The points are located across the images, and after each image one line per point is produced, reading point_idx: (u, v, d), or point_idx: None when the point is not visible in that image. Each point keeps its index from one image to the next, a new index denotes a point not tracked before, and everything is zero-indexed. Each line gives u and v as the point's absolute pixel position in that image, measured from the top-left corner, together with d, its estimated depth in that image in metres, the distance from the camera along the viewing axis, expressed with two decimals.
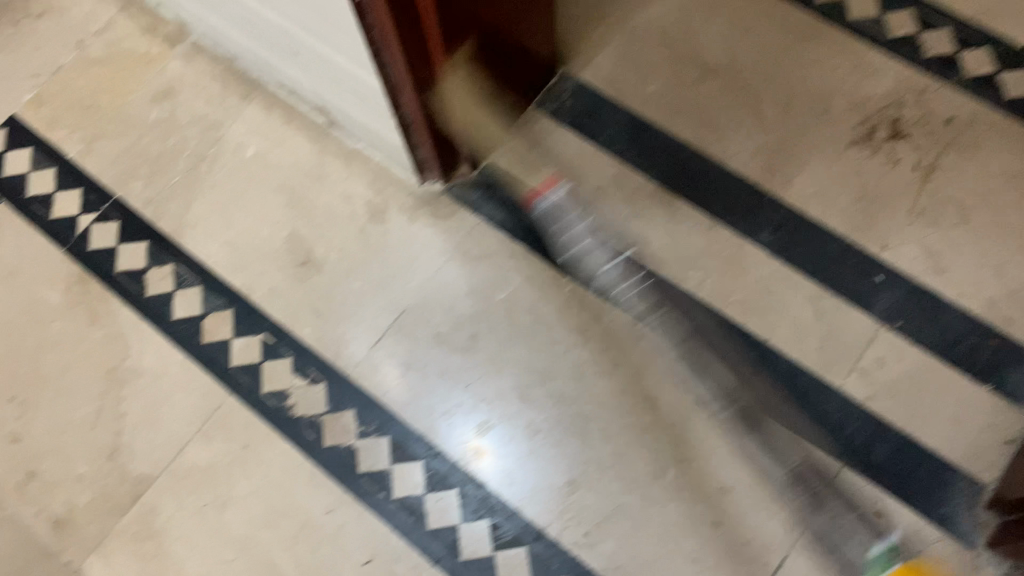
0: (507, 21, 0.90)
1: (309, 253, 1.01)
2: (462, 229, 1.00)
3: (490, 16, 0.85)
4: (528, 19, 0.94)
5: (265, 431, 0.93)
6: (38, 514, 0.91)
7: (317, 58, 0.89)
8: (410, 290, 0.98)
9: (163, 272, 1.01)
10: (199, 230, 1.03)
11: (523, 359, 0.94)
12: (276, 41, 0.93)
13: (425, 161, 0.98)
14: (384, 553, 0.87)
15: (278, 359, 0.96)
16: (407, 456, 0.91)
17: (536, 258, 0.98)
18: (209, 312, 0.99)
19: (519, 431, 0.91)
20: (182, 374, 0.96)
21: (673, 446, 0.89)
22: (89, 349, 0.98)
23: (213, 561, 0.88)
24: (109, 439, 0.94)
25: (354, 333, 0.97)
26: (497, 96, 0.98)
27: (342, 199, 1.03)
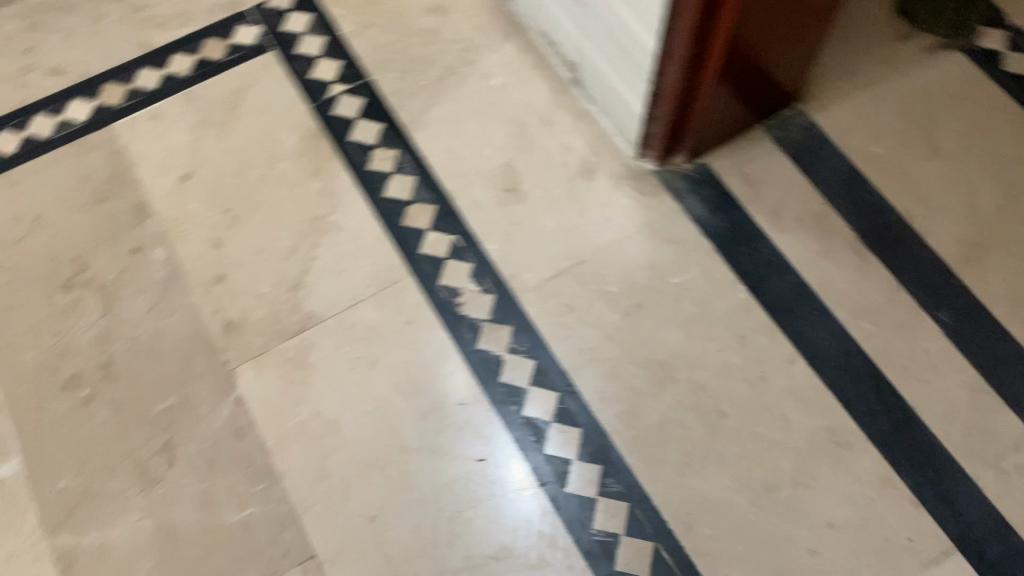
0: (785, 46, 0.97)
1: (517, 183, 1.08)
2: (661, 210, 1.06)
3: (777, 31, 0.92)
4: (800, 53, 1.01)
5: (429, 316, 1.00)
6: (215, 312, 1.01)
7: (602, 14, 0.97)
8: (595, 245, 1.04)
9: (387, 154, 1.11)
10: (430, 130, 1.12)
11: (678, 341, 0.98)
12: None
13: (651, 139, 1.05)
14: (498, 458, 0.93)
15: (460, 260, 1.04)
16: (546, 385, 0.96)
17: (721, 260, 1.02)
18: (415, 200, 1.08)
19: (654, 402, 0.95)
20: (374, 243, 1.05)
21: (794, 469, 0.91)
22: (303, 195, 1.08)
23: (348, 408, 0.95)
24: (294, 273, 1.03)
25: (533, 263, 1.03)
26: (739, 109, 1.05)
27: (562, 147, 1.10)
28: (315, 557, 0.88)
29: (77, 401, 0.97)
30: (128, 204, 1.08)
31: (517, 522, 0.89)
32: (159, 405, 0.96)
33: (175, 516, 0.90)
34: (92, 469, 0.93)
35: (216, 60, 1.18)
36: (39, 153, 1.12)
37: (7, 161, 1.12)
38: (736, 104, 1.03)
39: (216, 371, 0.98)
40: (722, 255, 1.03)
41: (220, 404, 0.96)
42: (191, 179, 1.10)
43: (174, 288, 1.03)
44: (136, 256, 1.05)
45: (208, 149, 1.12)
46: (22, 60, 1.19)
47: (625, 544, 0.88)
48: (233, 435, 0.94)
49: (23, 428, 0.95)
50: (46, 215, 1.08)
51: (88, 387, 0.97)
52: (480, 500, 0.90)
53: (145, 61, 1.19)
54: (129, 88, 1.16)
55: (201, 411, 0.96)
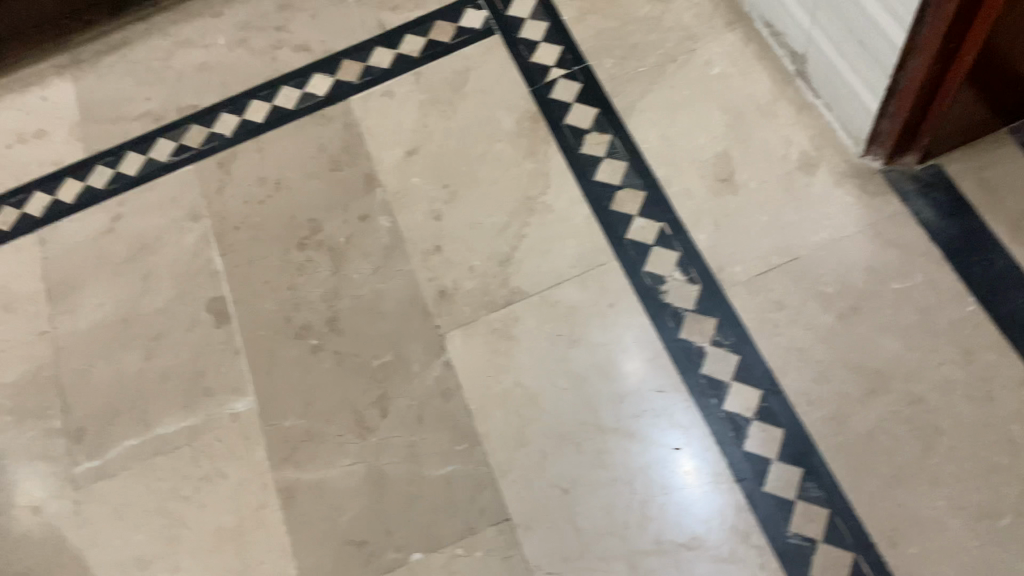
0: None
1: (732, 174, 1.07)
2: (885, 211, 1.01)
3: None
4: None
5: (632, 300, 1.02)
6: (431, 279, 1.07)
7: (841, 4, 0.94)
8: (810, 243, 1.01)
9: (600, 139, 1.13)
10: (645, 117, 1.13)
11: (894, 350, 0.93)
12: None
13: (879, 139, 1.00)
14: (694, 448, 0.92)
15: (666, 248, 1.04)
16: (749, 381, 0.95)
17: (950, 268, 0.96)
18: (624, 186, 1.09)
19: (864, 410, 0.91)
20: (584, 225, 1.07)
21: (1020, 498, 0.84)
22: (518, 173, 1.12)
23: (548, 382, 0.99)
24: (505, 248, 1.07)
25: (741, 256, 1.02)
26: (984, 112, 0.98)
27: (781, 141, 1.07)
28: (509, 520, 0.92)
29: (304, 349, 1.06)
30: (358, 173, 1.17)
31: (710, 513, 0.89)
32: (376, 360, 1.03)
33: (384, 465, 0.97)
34: (313, 412, 1.01)
35: (444, 42, 1.25)
36: (284, 122, 1.23)
37: (257, 128, 1.23)
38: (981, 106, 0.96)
39: (428, 334, 1.03)
40: (951, 263, 0.96)
41: (430, 366, 1.01)
42: (415, 153, 1.17)
43: (395, 254, 1.10)
44: (362, 222, 1.13)
45: (432, 125, 1.18)
46: (274, 37, 1.31)
47: (823, 551, 0.85)
48: (441, 396, 1.00)
49: (258, 368, 1.05)
50: (287, 178, 1.18)
51: (316, 338, 1.06)
52: (673, 487, 0.91)
53: (379, 41, 1.27)
54: (364, 66, 1.25)
55: (413, 370, 1.02)
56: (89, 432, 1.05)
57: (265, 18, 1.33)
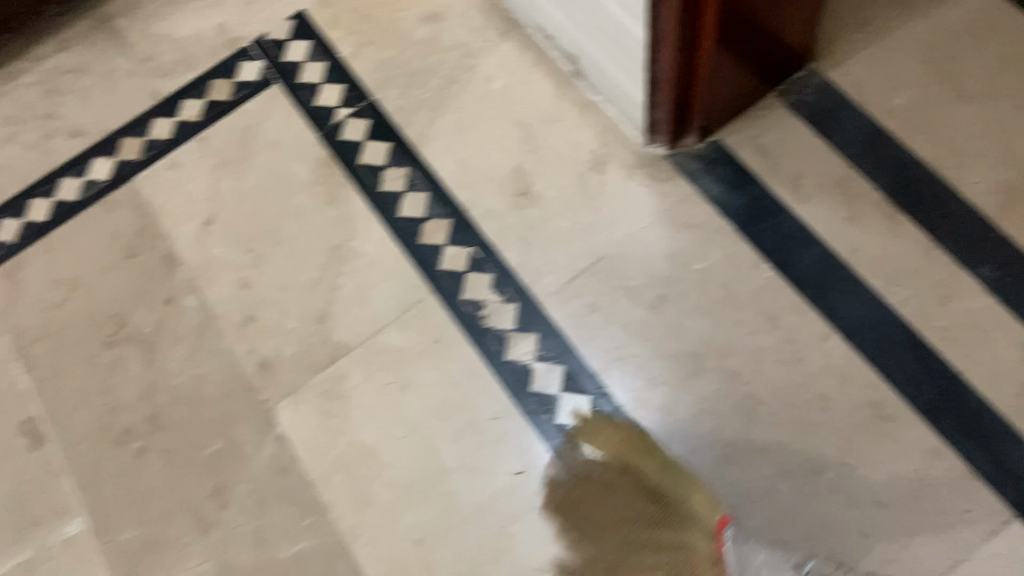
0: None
1: (530, 186, 1.07)
2: (676, 195, 1.03)
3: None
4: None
5: (454, 333, 1.01)
6: (249, 353, 1.04)
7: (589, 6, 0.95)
8: (613, 240, 1.02)
9: (396, 173, 1.11)
10: (437, 143, 1.12)
11: (705, 330, 0.96)
12: None
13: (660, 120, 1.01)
14: (536, 468, 0.93)
15: (479, 272, 1.04)
16: (577, 389, 0.96)
17: (744, 239, 0.99)
18: (428, 217, 1.08)
19: (687, 395, 0.93)
20: (394, 265, 1.06)
21: (838, 449, 0.88)
22: (321, 224, 1.09)
23: (384, 434, 0.97)
24: (321, 305, 1.05)
25: (551, 266, 1.02)
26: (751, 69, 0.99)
27: (571, 144, 1.08)
28: None
29: (130, 454, 1.01)
30: (157, 255, 1.12)
31: (561, 530, 0.90)
32: (207, 450, 0.99)
33: (233, 556, 0.94)
34: (151, 518, 0.97)
35: (224, 101, 1.20)
36: (70, 216, 1.16)
37: (42, 228, 1.16)
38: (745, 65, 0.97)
39: (256, 411, 1.00)
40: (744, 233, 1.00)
41: (263, 443, 0.99)
42: (212, 224, 1.12)
43: (209, 333, 1.06)
44: (169, 306, 1.08)
45: (225, 190, 1.14)
46: (45, 127, 1.24)
47: None
48: (279, 472, 0.97)
49: (85, 485, 1.00)
50: (83, 276, 1.12)
51: (140, 440, 1.01)
52: (522, 512, 0.91)
53: (157, 111, 1.21)
54: (146, 141, 1.20)
55: (246, 451, 0.99)
56: None
57: (31, 109, 1.26)
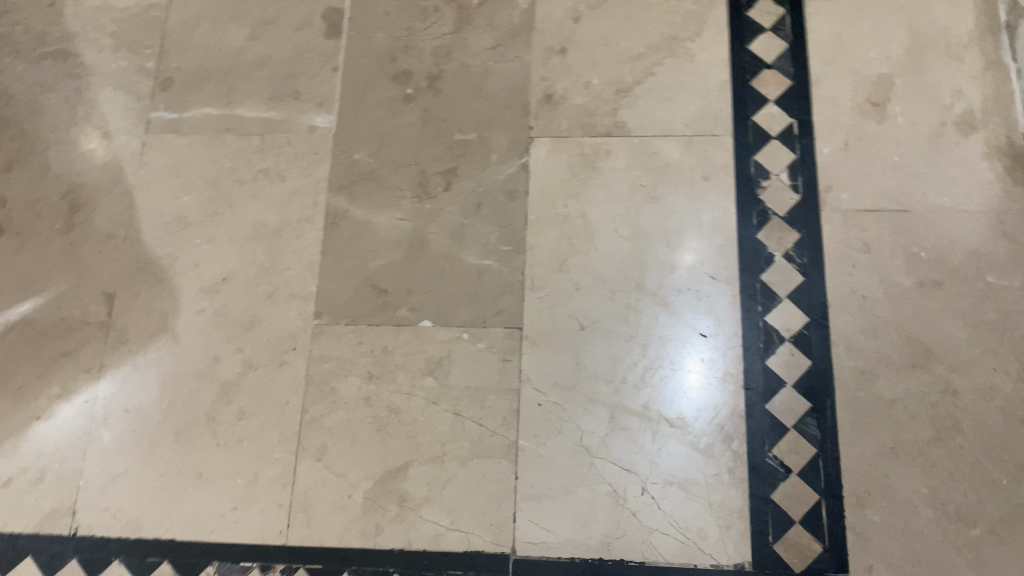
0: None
1: (887, 101, 0.99)
2: (1019, 203, 0.94)
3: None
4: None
5: (726, 181, 0.98)
6: (544, 80, 1.04)
7: None
8: (928, 202, 0.95)
9: (772, 10, 1.04)
10: (828, 6, 1.04)
11: (955, 337, 0.90)
12: None
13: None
14: (718, 342, 0.92)
15: (785, 146, 0.99)
16: (801, 305, 0.93)
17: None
18: (773, 68, 1.02)
19: (896, 377, 0.89)
20: (716, 89, 1.01)
21: (1000, 518, 0.84)
22: (675, 10, 1.05)
23: (610, 225, 0.98)
24: (629, 81, 1.03)
25: (855, 185, 0.96)
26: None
27: (953, 89, 0.99)
28: (521, 330, 0.94)
29: (398, 95, 1.04)
30: None
31: (704, 405, 0.90)
32: (460, 135, 1.02)
33: (430, 232, 0.98)
34: (384, 157, 1.02)
35: None
36: None
37: None
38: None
39: (519, 132, 1.02)
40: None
41: (508, 162, 1.01)
42: None
43: (520, 39, 1.06)
44: None
45: None
46: None
47: (791, 482, 0.87)
48: (507, 195, 0.99)
49: (349, 95, 1.05)
50: None
51: (412, 88, 1.05)
52: (683, 367, 0.91)
53: None
54: None
55: (492, 157, 1.01)
56: (180, 87, 1.07)
57: None
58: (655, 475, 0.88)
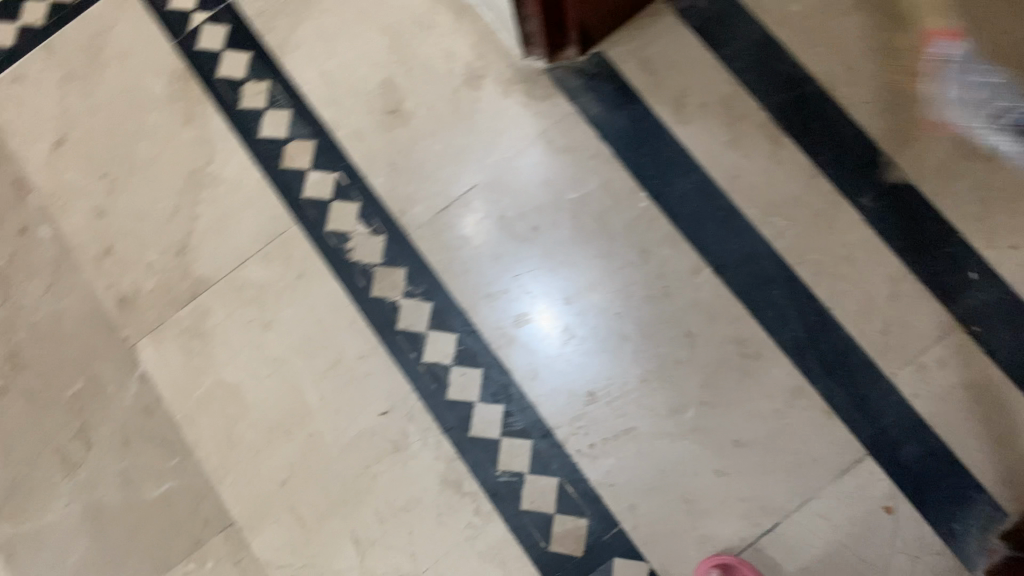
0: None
1: (399, 103, 0.99)
2: (554, 115, 0.96)
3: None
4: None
5: (316, 266, 0.96)
6: (108, 288, 0.99)
7: None
8: (487, 167, 0.96)
9: (259, 89, 1.02)
10: (301, 53, 1.02)
11: (577, 264, 0.93)
12: None
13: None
14: (400, 409, 0.91)
15: (344, 200, 0.98)
16: (444, 326, 0.93)
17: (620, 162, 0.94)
18: (292, 138, 1.00)
19: (554, 330, 0.91)
20: (257, 192, 0.99)
21: (701, 387, 0.87)
22: (179, 146, 1.02)
23: (247, 373, 0.94)
24: (182, 236, 0.99)
25: (422, 193, 0.97)
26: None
27: (444, 56, 1.00)
28: (234, 524, 0.91)
29: None
30: (6, 180, 1.04)
31: (423, 471, 0.89)
32: (69, 390, 0.97)
33: (99, 497, 0.93)
34: (15, 460, 0.96)
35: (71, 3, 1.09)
36: None
37: None
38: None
39: (118, 349, 0.97)
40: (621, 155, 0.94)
41: (125, 383, 0.96)
42: (63, 146, 1.04)
43: (65, 267, 1.00)
44: (22, 236, 1.02)
45: (76, 107, 1.05)
46: None
47: (529, 483, 0.87)
48: (143, 412, 0.95)
49: None
50: None
51: None
52: (386, 453, 0.90)
53: None
54: None
55: (109, 390, 0.96)
56: None
57: None
58: (422, 563, 0.87)
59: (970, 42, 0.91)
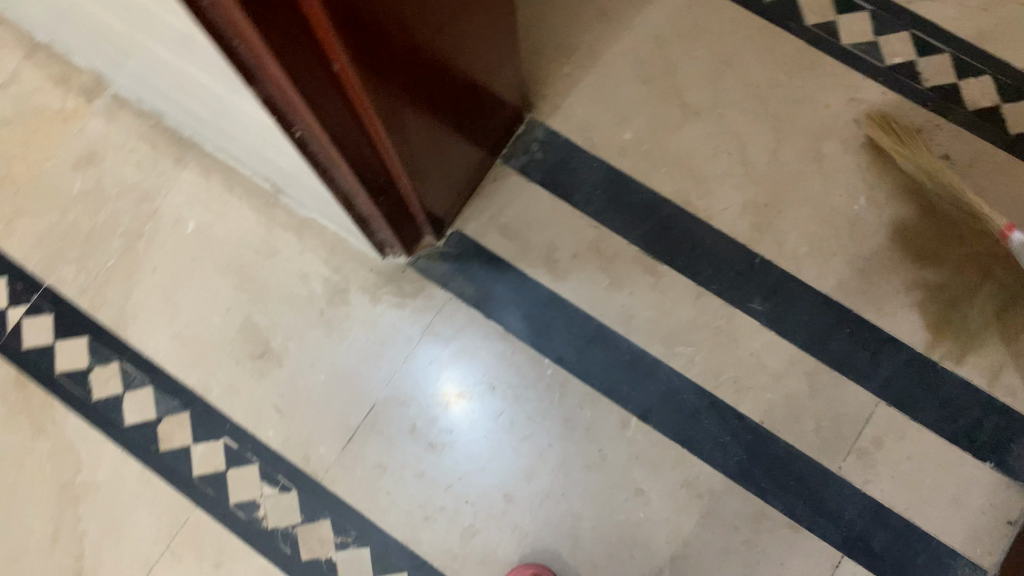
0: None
1: (267, 342, 0.92)
2: (432, 308, 0.92)
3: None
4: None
5: (233, 548, 0.87)
6: None
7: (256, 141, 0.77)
8: (380, 382, 0.90)
9: (108, 372, 0.92)
10: (144, 320, 0.93)
11: (505, 456, 0.88)
12: (205, 107, 0.78)
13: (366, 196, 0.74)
14: None
15: (241, 465, 0.89)
16: (391, 568, 0.85)
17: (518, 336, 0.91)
18: (163, 415, 0.91)
19: (504, 534, 0.86)
20: (142, 486, 0.89)
21: (668, 543, 0.85)
22: (36, 463, 0.90)
23: None
24: (69, 563, 0.87)
25: (321, 432, 0.90)
26: (448, 79, 0.73)
27: (298, 278, 0.93)
28: None
29: None
30: None
31: None
32: None
33: None
34: None
35: None
36: None
37: None
38: (437, 84, 0.71)
39: None
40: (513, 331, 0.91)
41: None
42: None
43: None
44: None
45: None
46: None
47: None
48: None
49: None
50: None
51: None
52: None
53: None
54: None
55: None
56: None
57: None
58: None
59: (797, 121, 0.94)
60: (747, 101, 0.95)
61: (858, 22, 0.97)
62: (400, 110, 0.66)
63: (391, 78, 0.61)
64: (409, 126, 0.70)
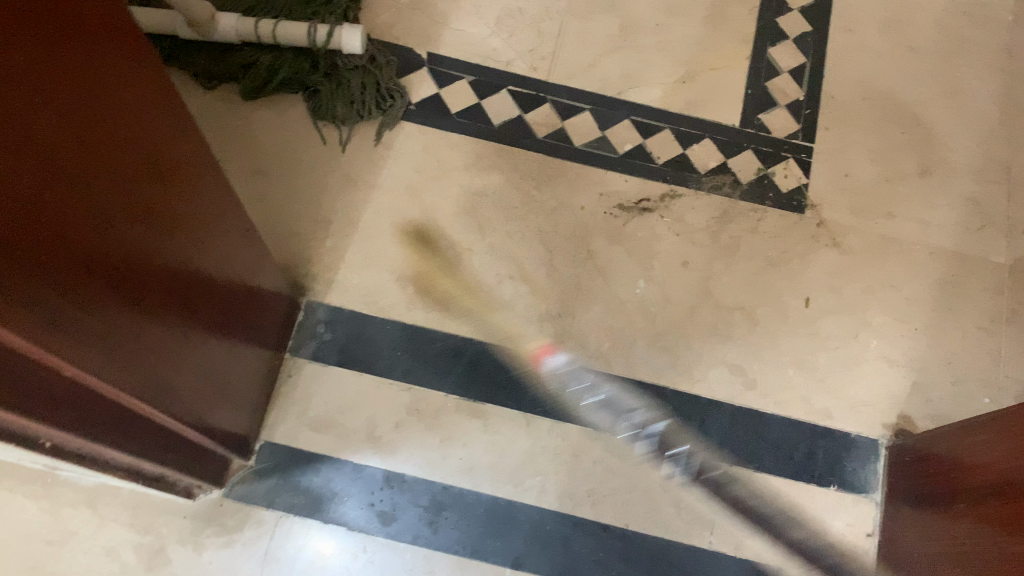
0: (166, 203, 0.55)
1: None
2: (265, 533, 0.85)
3: (141, 224, 0.51)
4: (199, 177, 0.61)
5: None
6: None
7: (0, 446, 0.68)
8: None
9: None
10: None
11: None
12: None
13: (154, 458, 0.67)
14: None
15: None
16: None
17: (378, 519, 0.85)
18: None
19: None
20: None
21: None
22: None
23: None
24: None
25: None
26: (201, 308, 0.67)
27: (105, 555, 0.83)
28: None
29: None
30: None
31: None
32: None
33: None
34: None
35: None
36: None
37: None
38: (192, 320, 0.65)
39: None
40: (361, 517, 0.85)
41: None
42: None
43: None
44: None
45: None
46: None
47: None
48: None
49: None
50: None
51: None
52: None
53: None
54: None
55: None
56: None
57: None
58: None
59: (560, 227, 0.98)
60: (509, 224, 0.98)
61: (584, 121, 1.03)
62: (159, 369, 0.60)
63: (140, 351, 0.56)
64: (173, 375, 0.64)
